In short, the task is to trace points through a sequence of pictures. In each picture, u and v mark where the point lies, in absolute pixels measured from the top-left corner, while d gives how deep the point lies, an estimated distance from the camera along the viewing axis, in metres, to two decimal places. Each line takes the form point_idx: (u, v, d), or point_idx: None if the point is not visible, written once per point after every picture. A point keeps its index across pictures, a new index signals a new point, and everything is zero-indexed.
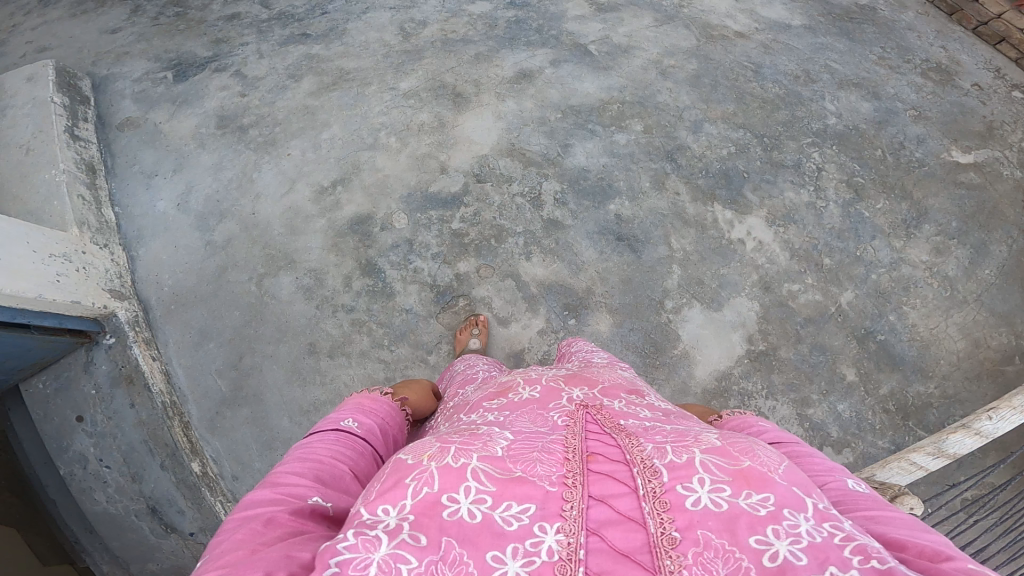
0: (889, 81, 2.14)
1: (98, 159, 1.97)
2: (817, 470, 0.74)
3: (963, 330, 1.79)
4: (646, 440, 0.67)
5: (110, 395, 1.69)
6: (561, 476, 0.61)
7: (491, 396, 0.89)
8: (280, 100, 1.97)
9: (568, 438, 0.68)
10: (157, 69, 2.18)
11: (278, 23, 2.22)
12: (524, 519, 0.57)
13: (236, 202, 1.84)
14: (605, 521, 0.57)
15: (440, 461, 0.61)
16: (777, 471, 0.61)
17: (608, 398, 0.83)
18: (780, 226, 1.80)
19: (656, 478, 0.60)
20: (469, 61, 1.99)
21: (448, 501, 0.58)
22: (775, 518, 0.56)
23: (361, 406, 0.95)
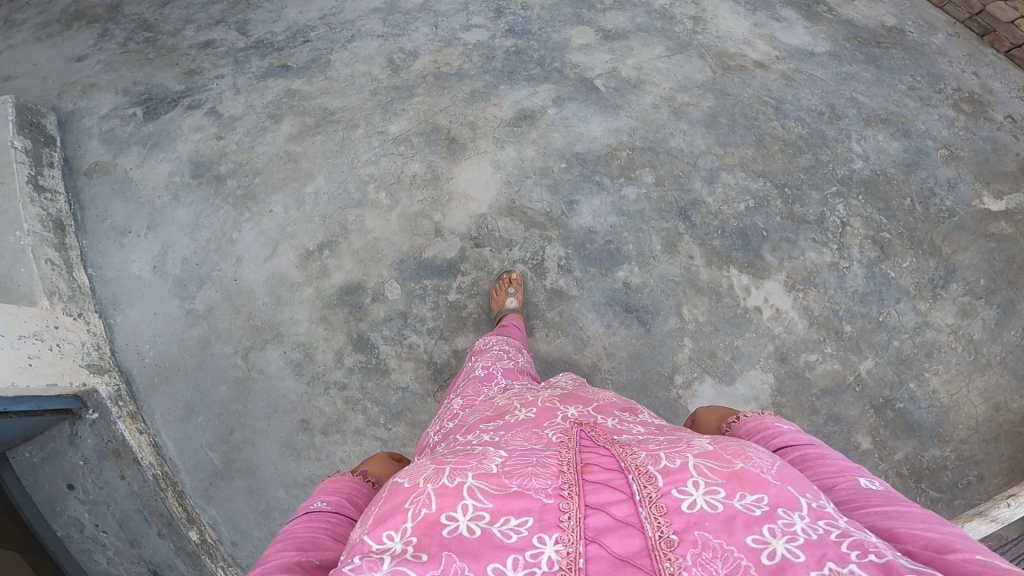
0: (918, 115, 1.97)
1: (67, 213, 1.80)
2: (830, 476, 0.67)
3: (984, 393, 1.68)
4: (640, 450, 0.65)
5: (100, 466, 1.55)
6: (557, 488, 0.59)
7: (488, 416, 0.86)
8: (259, 145, 1.80)
9: (562, 453, 0.66)
10: (126, 105, 1.99)
11: (256, 53, 2.02)
12: (523, 532, 0.56)
13: (215, 265, 1.71)
14: (602, 528, 0.56)
15: (436, 482, 0.59)
16: (769, 472, 0.59)
17: (603, 414, 0.80)
18: (800, 291, 1.67)
19: (651, 483, 0.59)
20: (465, 100, 1.82)
21: (448, 520, 0.56)
22: (769, 517, 0.55)
23: (325, 484, 0.84)
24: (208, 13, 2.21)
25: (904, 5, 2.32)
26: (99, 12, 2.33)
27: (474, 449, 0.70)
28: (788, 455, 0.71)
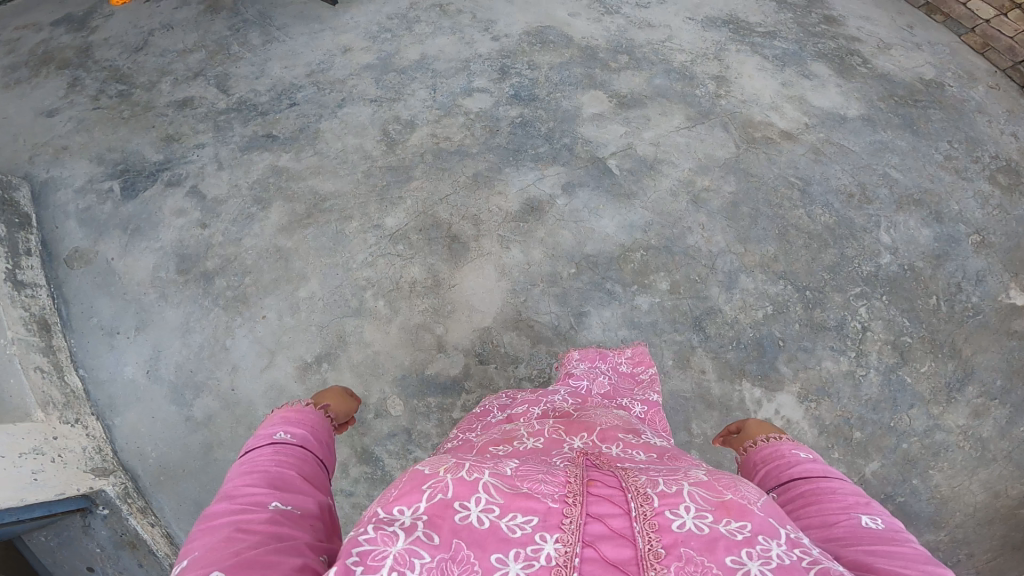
0: (952, 194, 1.79)
1: (51, 310, 1.68)
2: (829, 511, 0.66)
3: (986, 484, 1.51)
4: (640, 471, 0.64)
5: (116, 555, 1.48)
6: (562, 493, 0.57)
7: (496, 440, 0.84)
8: (247, 238, 1.66)
9: (570, 466, 0.64)
10: (101, 176, 1.82)
11: (238, 117, 1.83)
12: (526, 528, 0.53)
13: (211, 373, 1.63)
14: (598, 535, 0.54)
15: (457, 473, 0.57)
16: (756, 502, 0.58)
17: (606, 441, 0.78)
18: (813, 401, 1.55)
19: (647, 502, 0.57)
20: (466, 187, 1.62)
21: (460, 506, 0.54)
22: (748, 542, 0.53)
23: (285, 418, 0.81)
24: (186, 63, 2.01)
25: (941, 52, 2.14)
26: (69, 55, 2.12)
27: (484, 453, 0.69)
28: (794, 484, 0.72)
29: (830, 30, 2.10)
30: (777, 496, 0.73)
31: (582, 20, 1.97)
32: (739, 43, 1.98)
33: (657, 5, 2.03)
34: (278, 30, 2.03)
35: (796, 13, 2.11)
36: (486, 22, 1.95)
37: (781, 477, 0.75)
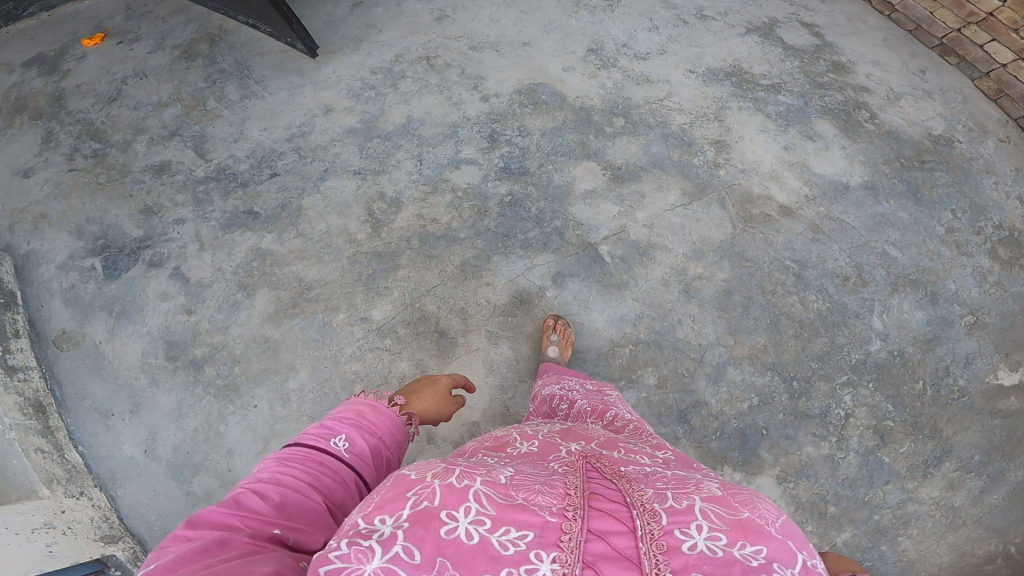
0: (950, 271, 1.76)
1: (45, 393, 1.63)
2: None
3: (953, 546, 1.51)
4: (646, 487, 0.64)
5: None
6: (561, 507, 0.57)
7: (491, 448, 0.85)
8: (235, 326, 1.66)
9: (571, 476, 0.63)
10: (82, 251, 1.79)
11: (217, 187, 1.75)
12: (520, 545, 0.53)
13: (207, 455, 1.60)
14: (600, 556, 0.53)
15: (444, 479, 0.57)
16: (774, 523, 0.59)
17: (607, 450, 0.80)
18: (791, 482, 1.52)
19: (655, 520, 0.57)
20: (454, 277, 1.58)
21: (448, 518, 0.54)
22: (764, 569, 0.54)
23: (360, 421, 0.77)
24: (161, 118, 1.91)
25: (953, 101, 2.03)
26: (41, 103, 2.01)
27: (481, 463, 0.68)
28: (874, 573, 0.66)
29: (838, 80, 1.98)
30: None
31: (576, 75, 1.86)
32: (742, 99, 1.87)
33: (656, 57, 1.92)
34: (257, 83, 1.93)
35: (804, 62, 2.01)
36: (476, 79, 1.84)
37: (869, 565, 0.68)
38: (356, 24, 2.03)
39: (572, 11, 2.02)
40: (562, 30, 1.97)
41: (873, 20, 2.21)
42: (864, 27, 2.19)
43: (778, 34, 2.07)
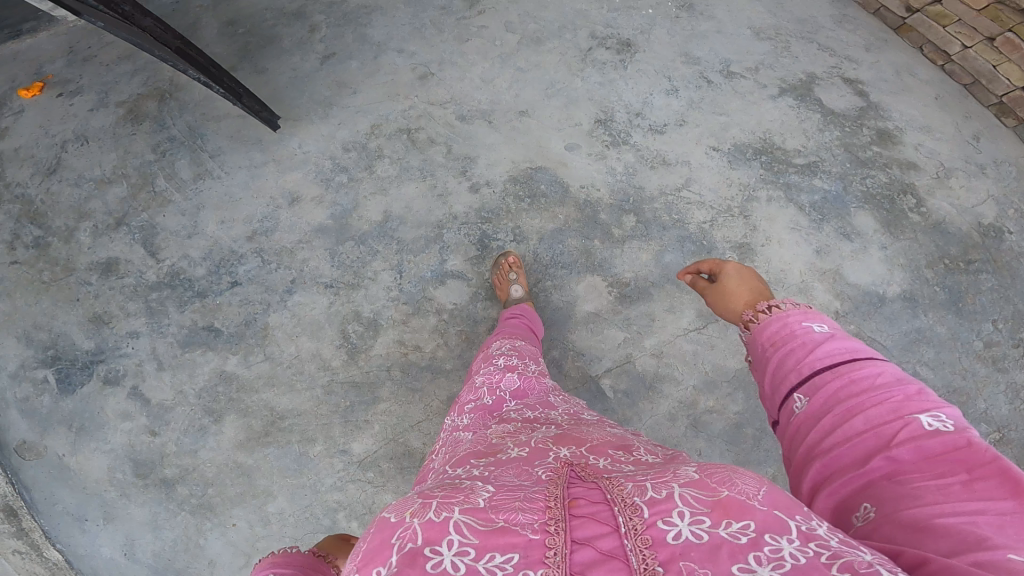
0: (982, 389, 1.57)
1: (13, 495, 1.56)
2: (874, 418, 0.57)
3: None
4: (629, 479, 0.60)
5: None
6: (542, 522, 0.54)
7: (480, 446, 0.81)
8: (205, 451, 1.53)
9: (549, 486, 0.60)
10: (34, 360, 1.64)
11: (173, 298, 1.59)
12: (507, 569, 0.50)
13: (190, 563, 1.49)
14: (587, 564, 0.51)
15: (423, 518, 0.56)
16: (757, 495, 0.54)
17: (594, 451, 0.74)
18: None
19: (636, 514, 0.53)
20: (441, 413, 1.45)
21: (432, 554, 0.52)
22: (755, 544, 0.49)
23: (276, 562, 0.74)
24: (106, 199, 1.67)
25: (1007, 176, 1.77)
26: None
27: (462, 485, 0.66)
28: (824, 386, 0.62)
29: (882, 155, 1.71)
30: (805, 405, 0.63)
31: (582, 156, 1.58)
32: (773, 186, 1.61)
33: (675, 130, 1.64)
34: (212, 157, 1.67)
35: (847, 130, 1.73)
36: (464, 160, 1.57)
37: (804, 371, 0.64)
38: (327, 81, 1.75)
39: (577, 69, 1.73)
40: (567, 95, 1.69)
41: (922, 72, 1.94)
42: (914, 80, 1.91)
43: (817, 95, 1.79)
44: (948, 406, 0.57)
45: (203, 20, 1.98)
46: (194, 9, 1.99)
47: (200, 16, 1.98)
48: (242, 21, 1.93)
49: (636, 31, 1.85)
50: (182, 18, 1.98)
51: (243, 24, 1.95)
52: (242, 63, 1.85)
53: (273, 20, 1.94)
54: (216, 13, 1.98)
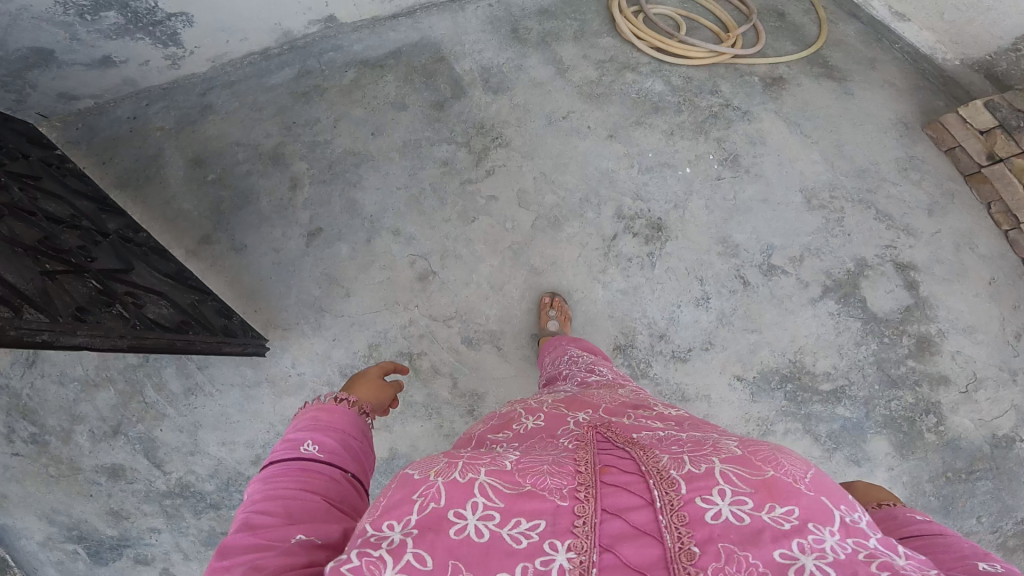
0: None
1: None
2: (941, 561, 0.57)
3: None
4: (662, 450, 0.64)
5: None
6: (572, 488, 0.57)
7: (500, 424, 0.82)
8: None
9: (578, 453, 0.63)
10: (60, 535, 1.71)
11: (187, 505, 1.64)
12: (534, 536, 0.53)
13: None
14: (618, 536, 0.54)
15: (447, 477, 0.57)
16: (803, 479, 0.57)
17: (613, 414, 0.79)
18: None
19: (673, 489, 0.57)
20: None
21: (455, 518, 0.54)
22: (799, 531, 0.53)
23: (315, 422, 0.75)
24: (97, 405, 1.63)
25: None
26: None
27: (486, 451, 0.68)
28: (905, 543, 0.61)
29: (915, 369, 1.59)
30: None
31: None
32: (793, 418, 1.54)
33: (699, 358, 1.49)
34: (201, 369, 1.57)
35: (884, 342, 1.58)
36: (471, 397, 1.46)
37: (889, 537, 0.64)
38: (315, 275, 1.50)
39: (599, 271, 1.49)
40: (585, 310, 1.49)
41: (988, 248, 1.67)
42: (974, 258, 1.66)
43: (862, 293, 1.58)
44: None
45: (169, 158, 1.68)
46: (152, 136, 1.72)
47: (162, 146, 1.70)
48: (213, 164, 1.64)
49: (668, 204, 1.54)
50: (143, 152, 1.70)
51: (214, 166, 1.65)
52: (217, 233, 1.58)
53: (248, 164, 1.63)
54: (180, 144, 1.69)
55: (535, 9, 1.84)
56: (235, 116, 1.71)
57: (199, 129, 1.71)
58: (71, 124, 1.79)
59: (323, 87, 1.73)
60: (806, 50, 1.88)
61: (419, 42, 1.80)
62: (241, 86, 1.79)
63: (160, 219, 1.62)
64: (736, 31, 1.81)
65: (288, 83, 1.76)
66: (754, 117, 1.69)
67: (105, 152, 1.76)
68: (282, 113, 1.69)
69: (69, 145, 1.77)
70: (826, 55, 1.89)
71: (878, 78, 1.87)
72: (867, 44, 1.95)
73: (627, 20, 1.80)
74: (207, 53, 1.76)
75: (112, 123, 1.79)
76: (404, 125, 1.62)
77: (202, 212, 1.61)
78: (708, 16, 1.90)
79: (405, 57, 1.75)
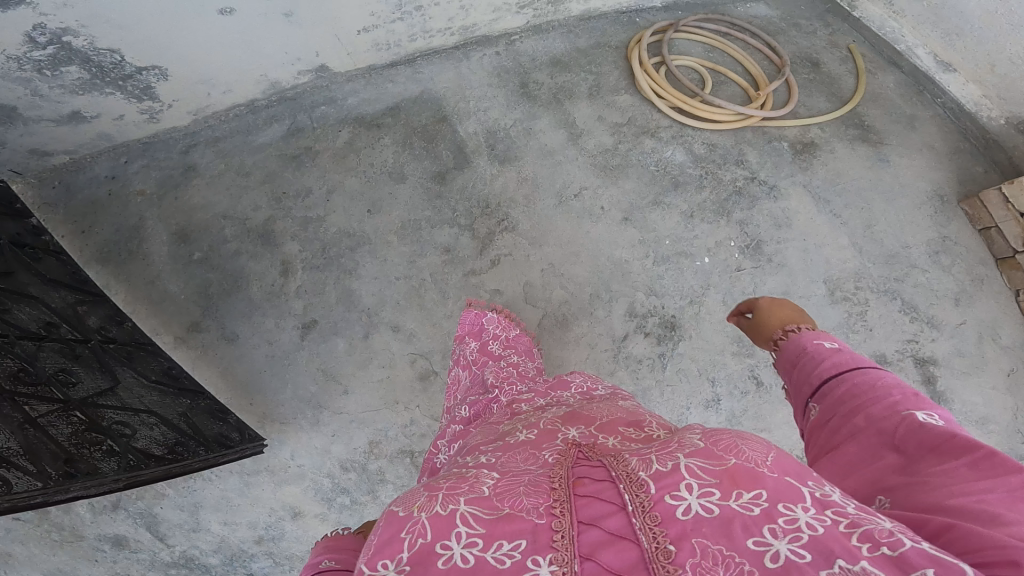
0: None
1: None
2: (875, 416, 0.59)
3: None
4: (633, 454, 0.62)
5: None
6: (548, 505, 0.56)
7: (489, 438, 0.82)
8: None
9: (555, 467, 0.63)
10: None
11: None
12: (517, 555, 0.52)
13: None
14: (597, 544, 0.53)
15: (430, 511, 0.55)
16: (765, 462, 0.56)
17: (603, 429, 0.77)
18: None
19: (642, 490, 0.56)
20: None
21: (442, 550, 0.52)
22: (769, 516, 0.51)
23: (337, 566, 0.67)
24: None
25: None
26: None
27: (466, 471, 0.67)
28: (837, 392, 0.63)
29: None
30: (817, 410, 0.65)
31: None
32: None
33: None
34: None
35: None
36: None
37: (813, 381, 0.66)
38: (311, 369, 1.47)
39: (607, 373, 1.41)
40: None
41: (1011, 340, 1.59)
42: (996, 352, 1.58)
43: None
44: (938, 408, 0.59)
45: (152, 231, 1.59)
46: (134, 202, 1.62)
47: (144, 215, 1.60)
48: (199, 243, 1.54)
49: (684, 299, 1.46)
50: (125, 222, 1.61)
51: (200, 244, 1.55)
52: (206, 320, 1.52)
53: (237, 242, 1.53)
54: (163, 214, 1.59)
55: (547, 60, 1.72)
56: (219, 181, 1.59)
57: (182, 197, 1.60)
58: (46, 182, 1.67)
59: (315, 149, 1.59)
60: (841, 108, 1.74)
61: (420, 97, 1.66)
62: (228, 145, 1.68)
63: (145, 302, 1.54)
64: (765, 90, 1.68)
65: (277, 142, 1.62)
66: (780, 193, 1.57)
67: (84, 217, 1.64)
68: (270, 179, 1.57)
69: (45, 208, 1.65)
70: (863, 113, 1.74)
71: (916, 140, 1.73)
72: (907, 99, 1.80)
73: (648, 76, 1.68)
74: (190, 106, 1.64)
75: (91, 182, 1.68)
76: (403, 201, 1.50)
77: (189, 297, 1.53)
78: (736, 69, 1.77)
79: (404, 115, 1.61)
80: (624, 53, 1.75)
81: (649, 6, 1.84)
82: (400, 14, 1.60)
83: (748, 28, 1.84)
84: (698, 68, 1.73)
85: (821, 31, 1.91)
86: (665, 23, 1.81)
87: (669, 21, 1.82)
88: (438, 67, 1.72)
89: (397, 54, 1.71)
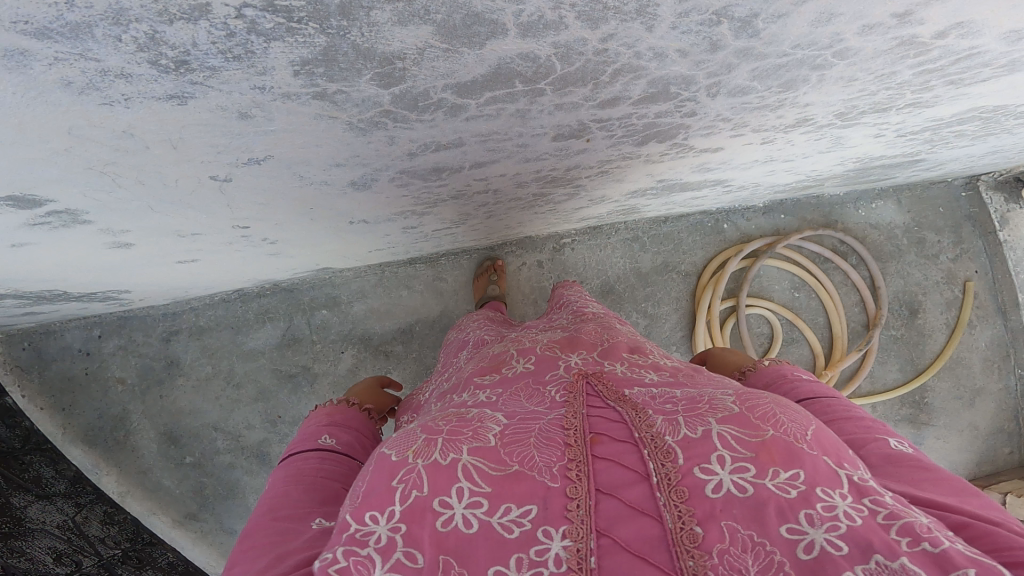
0: None
1: None
2: (847, 430, 0.65)
3: None
4: (655, 410, 0.60)
5: None
6: (562, 468, 0.55)
7: (484, 369, 0.78)
8: None
9: (568, 417, 0.61)
10: None
11: None
12: (526, 524, 0.51)
13: None
14: (615, 518, 0.51)
15: (428, 459, 0.54)
16: (804, 438, 0.53)
17: (610, 360, 0.74)
18: None
19: (669, 462, 0.53)
20: None
21: (441, 508, 0.51)
22: (806, 500, 0.49)
23: (331, 418, 0.79)
24: None
25: None
26: None
27: (469, 413, 0.64)
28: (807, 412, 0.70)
29: None
30: None
31: None
32: None
33: None
34: None
35: None
36: None
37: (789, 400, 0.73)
38: None
39: None
40: None
41: None
42: None
43: None
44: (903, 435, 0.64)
45: (139, 424, 1.61)
46: (114, 390, 1.58)
47: (127, 406, 1.59)
48: (191, 450, 1.63)
49: None
50: (108, 407, 1.59)
51: (190, 448, 1.64)
52: (203, 512, 1.67)
53: (229, 455, 1.65)
54: (148, 410, 1.60)
55: (598, 288, 1.53)
56: (208, 387, 1.61)
57: (167, 395, 1.60)
58: (15, 341, 1.51)
59: (313, 371, 1.59)
60: (912, 378, 1.58)
61: (436, 321, 1.57)
62: (214, 340, 1.58)
63: (138, 489, 1.63)
64: (836, 366, 1.52)
65: (271, 350, 1.59)
66: None
67: (62, 392, 1.56)
68: (264, 398, 1.61)
69: (18, 374, 1.51)
70: (929, 384, 1.60)
71: (964, 420, 1.61)
72: (986, 368, 1.60)
73: (710, 330, 1.53)
74: (164, 297, 1.45)
75: (63, 353, 1.54)
76: None
77: (184, 492, 1.66)
78: (818, 317, 1.58)
79: (417, 345, 1.57)
80: (692, 288, 1.55)
81: (746, 207, 1.53)
82: (422, 238, 1.29)
83: (858, 252, 1.55)
84: (773, 320, 1.54)
85: (946, 254, 1.57)
86: (761, 242, 1.51)
87: (768, 237, 1.52)
88: (462, 275, 1.56)
89: (417, 256, 1.50)
